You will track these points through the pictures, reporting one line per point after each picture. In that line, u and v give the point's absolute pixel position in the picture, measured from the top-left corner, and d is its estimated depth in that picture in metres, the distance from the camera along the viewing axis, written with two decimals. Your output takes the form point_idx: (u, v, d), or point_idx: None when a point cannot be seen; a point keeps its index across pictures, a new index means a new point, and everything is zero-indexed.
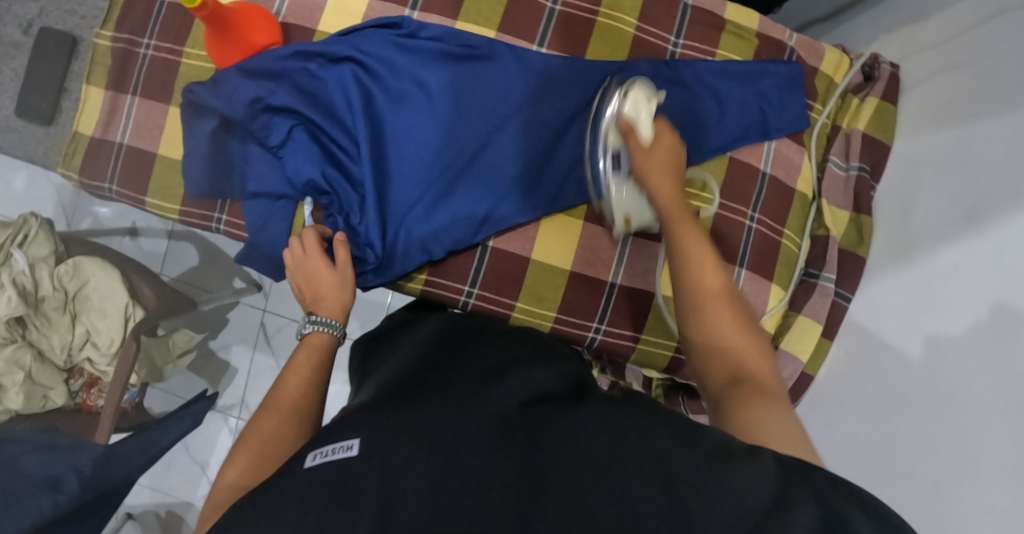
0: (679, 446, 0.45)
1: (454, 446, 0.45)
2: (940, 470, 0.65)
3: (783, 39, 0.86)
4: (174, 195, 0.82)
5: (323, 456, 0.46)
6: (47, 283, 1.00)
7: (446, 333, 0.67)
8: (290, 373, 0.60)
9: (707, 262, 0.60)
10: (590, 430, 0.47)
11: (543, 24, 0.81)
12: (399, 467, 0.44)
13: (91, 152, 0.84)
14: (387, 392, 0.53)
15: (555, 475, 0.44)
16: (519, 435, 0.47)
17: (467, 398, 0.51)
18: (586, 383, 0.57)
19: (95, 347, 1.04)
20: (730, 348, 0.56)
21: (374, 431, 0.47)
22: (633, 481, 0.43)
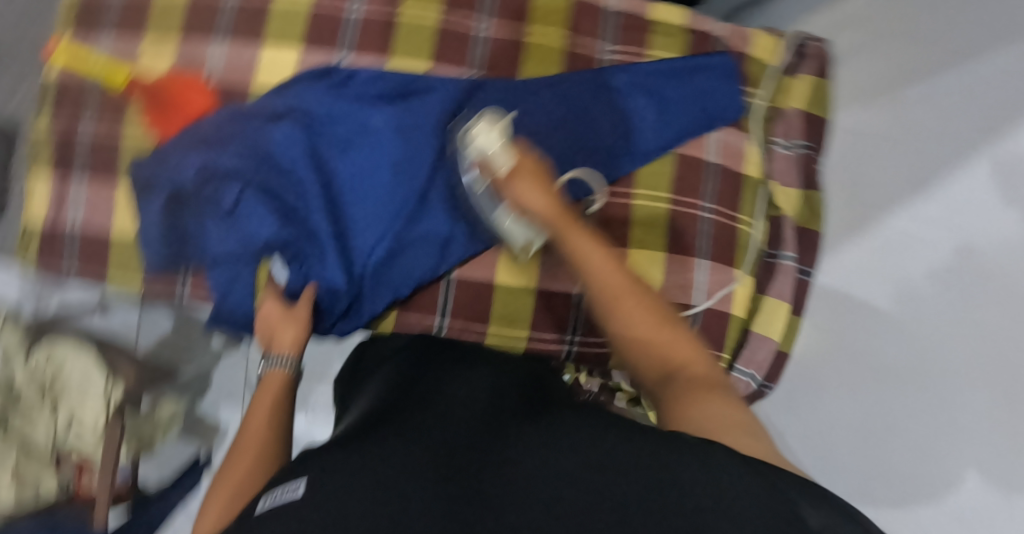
0: (621, 472, 0.45)
1: (397, 479, 0.46)
2: (925, 436, 0.66)
3: (707, 30, 0.87)
4: (135, 272, 0.82)
5: (271, 499, 0.47)
6: (23, 372, 0.93)
7: (403, 369, 0.66)
8: (252, 411, 0.63)
9: (615, 277, 0.60)
10: (536, 460, 0.47)
11: (475, 51, 0.83)
12: (339, 498, 0.45)
13: (45, 240, 0.83)
14: (343, 437, 0.54)
15: (496, 492, 0.44)
16: (466, 466, 0.47)
17: (421, 433, 0.51)
18: (551, 405, 0.57)
19: (81, 431, 0.96)
20: (655, 345, 0.57)
21: (319, 470, 0.48)
22: (567, 507, 0.43)
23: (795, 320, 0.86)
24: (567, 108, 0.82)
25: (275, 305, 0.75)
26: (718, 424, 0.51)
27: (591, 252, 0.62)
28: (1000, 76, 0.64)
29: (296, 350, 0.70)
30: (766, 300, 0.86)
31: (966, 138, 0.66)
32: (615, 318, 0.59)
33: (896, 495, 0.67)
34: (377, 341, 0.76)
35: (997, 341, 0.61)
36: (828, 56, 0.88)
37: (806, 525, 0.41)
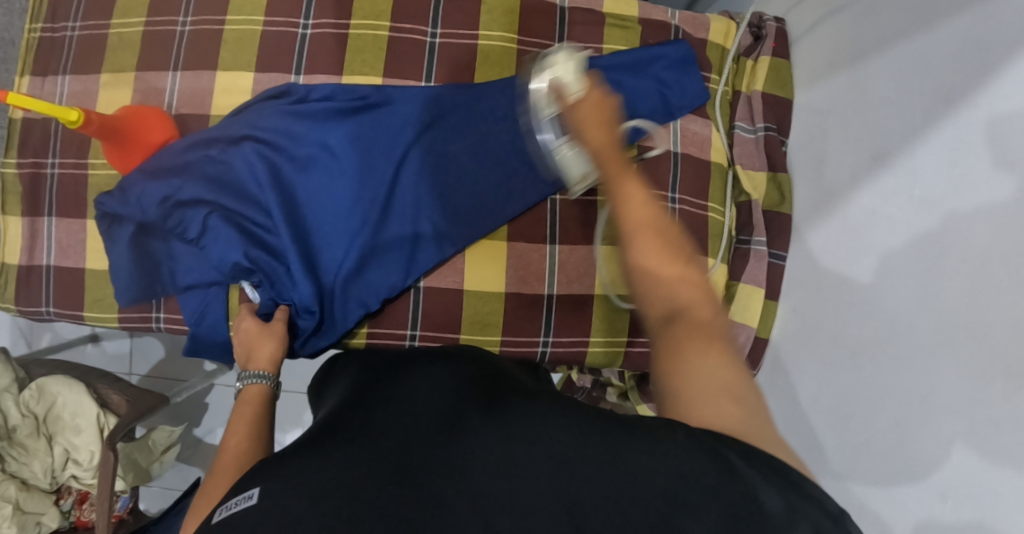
0: (587, 469, 0.44)
1: (356, 484, 0.44)
2: (899, 413, 0.63)
3: (665, 20, 0.87)
4: (110, 304, 0.83)
5: (227, 510, 0.46)
6: (15, 412, 1.01)
7: (368, 377, 0.65)
8: (228, 433, 0.60)
9: (642, 209, 0.57)
10: (500, 458, 0.46)
11: (427, 61, 0.82)
12: (293, 509, 0.43)
13: (22, 282, 0.84)
14: (302, 441, 0.52)
15: (454, 491, 0.43)
16: (427, 462, 0.46)
17: (381, 434, 0.50)
18: (516, 397, 0.56)
19: (77, 463, 1.04)
20: (663, 284, 0.54)
21: (273, 479, 0.46)
22: (537, 508, 0.42)
23: (771, 305, 0.85)
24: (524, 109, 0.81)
25: (255, 320, 0.74)
26: (712, 383, 0.48)
27: (632, 186, 0.58)
28: (958, 41, 0.61)
29: (275, 368, 0.70)
30: (739, 286, 0.85)
31: (929, 107, 0.64)
32: (634, 249, 0.55)
33: (868, 475, 0.65)
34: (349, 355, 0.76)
35: (965, 310, 0.58)
36: (787, 36, 0.87)
37: (765, 516, 0.40)
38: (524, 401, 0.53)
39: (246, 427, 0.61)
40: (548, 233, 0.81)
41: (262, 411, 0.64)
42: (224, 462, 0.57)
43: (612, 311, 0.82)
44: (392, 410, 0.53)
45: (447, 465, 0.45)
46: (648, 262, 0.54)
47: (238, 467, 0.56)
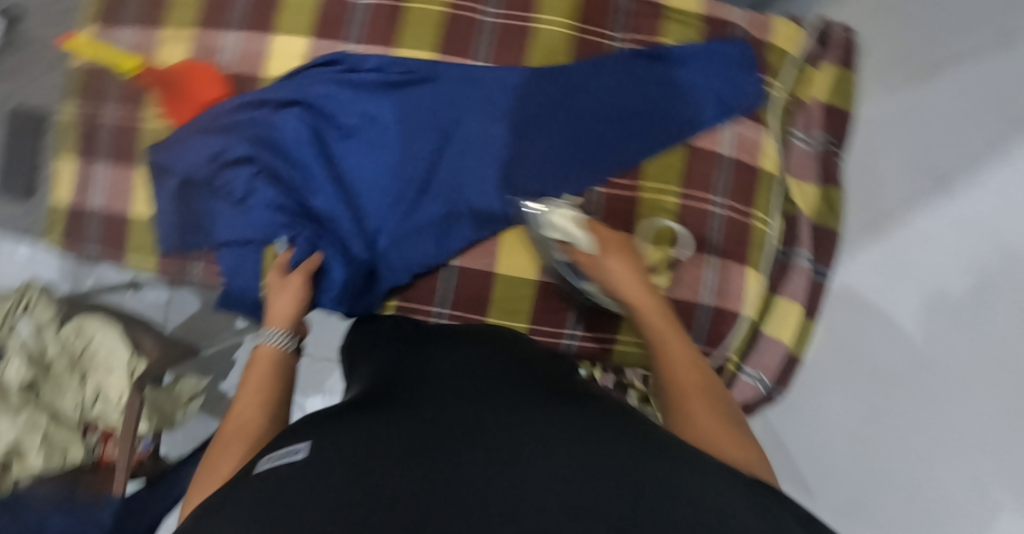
0: (635, 465, 0.41)
1: (395, 456, 0.42)
2: (931, 446, 0.62)
3: (728, 18, 0.84)
4: (150, 252, 0.84)
5: (273, 460, 0.45)
6: (53, 344, 1.07)
7: (394, 351, 0.65)
8: (241, 396, 0.59)
9: (687, 363, 0.54)
10: (548, 444, 0.42)
11: (482, 40, 0.81)
12: (335, 471, 0.41)
13: (68, 221, 0.86)
14: (336, 409, 0.52)
15: (496, 470, 0.40)
16: (472, 440, 0.43)
17: (425, 409, 0.48)
18: (563, 391, 0.53)
19: (106, 401, 1.08)
20: (717, 443, 0.48)
21: (321, 435, 0.46)
22: (582, 497, 0.38)
23: (807, 323, 0.82)
24: (574, 96, 0.80)
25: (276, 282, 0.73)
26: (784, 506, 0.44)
27: (676, 341, 0.56)
28: None
29: (291, 331, 0.69)
30: (779, 300, 0.82)
31: (986, 133, 0.62)
32: (687, 406, 0.51)
33: (898, 506, 0.64)
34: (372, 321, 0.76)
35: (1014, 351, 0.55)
36: (855, 46, 0.84)
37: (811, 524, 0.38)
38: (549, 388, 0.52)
39: (259, 398, 0.59)
40: None
41: (275, 375, 0.62)
42: (229, 435, 0.55)
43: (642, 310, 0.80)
44: (424, 384, 0.53)
45: (483, 430, 0.44)
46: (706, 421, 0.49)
47: (244, 439, 0.54)
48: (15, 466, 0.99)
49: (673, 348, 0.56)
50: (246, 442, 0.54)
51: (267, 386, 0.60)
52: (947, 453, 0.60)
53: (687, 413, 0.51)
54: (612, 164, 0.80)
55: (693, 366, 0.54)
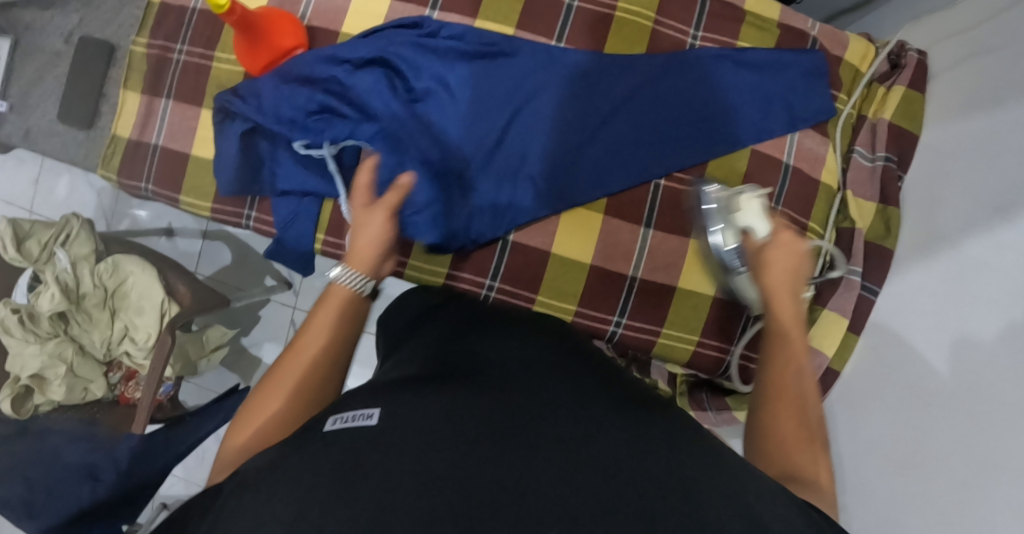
0: (653, 466, 0.48)
1: (456, 436, 0.50)
2: (965, 472, 0.63)
3: (804, 28, 0.82)
4: (207, 194, 0.84)
5: (343, 422, 0.53)
6: (88, 280, 1.05)
7: (452, 325, 0.69)
8: (303, 336, 0.60)
9: (802, 377, 0.55)
10: (584, 438, 0.50)
11: (562, 22, 0.81)
12: (404, 443, 0.50)
13: (129, 155, 0.87)
14: (402, 379, 0.58)
15: (539, 458, 0.48)
16: (522, 428, 0.51)
17: (479, 390, 0.55)
18: (600, 379, 0.59)
19: (133, 341, 1.08)
20: (794, 458, 0.54)
21: (391, 406, 0.53)
22: (608, 496, 0.46)
23: (850, 338, 0.82)
24: (643, 88, 0.79)
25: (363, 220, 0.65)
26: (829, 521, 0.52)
27: (803, 358, 0.56)
28: None
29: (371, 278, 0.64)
30: (825, 312, 0.82)
31: None
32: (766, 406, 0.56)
33: (921, 526, 0.66)
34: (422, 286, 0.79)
35: None
36: (926, 69, 0.82)
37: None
38: (591, 384, 0.57)
39: (326, 341, 0.59)
40: (645, 215, 0.80)
41: (344, 321, 0.61)
42: (284, 371, 0.58)
43: (689, 306, 0.80)
44: (480, 368, 0.59)
45: (527, 426, 0.51)
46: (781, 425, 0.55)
47: (299, 382, 0.58)
48: (38, 395, 1.02)
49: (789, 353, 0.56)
50: (298, 388, 0.58)
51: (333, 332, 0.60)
52: (981, 481, 0.61)
53: (768, 410, 0.55)
54: (674, 160, 0.79)
55: (798, 370, 0.55)
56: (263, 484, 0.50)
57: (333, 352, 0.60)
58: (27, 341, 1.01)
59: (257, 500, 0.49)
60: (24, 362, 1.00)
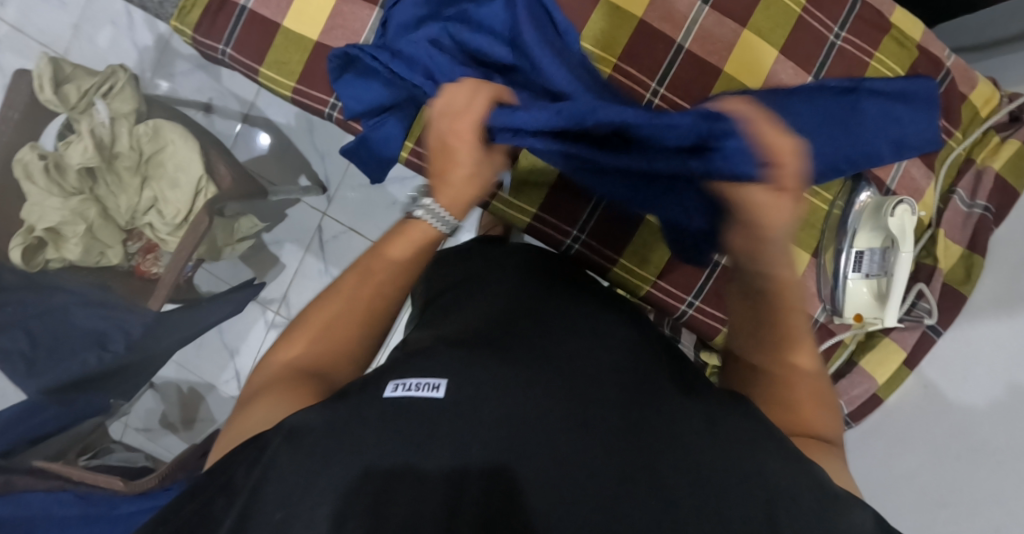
0: (727, 474, 0.52)
1: (528, 413, 0.54)
2: (1005, 522, 0.65)
3: (941, 57, 0.79)
4: (292, 73, 0.78)
5: (406, 389, 0.55)
6: (125, 140, 0.98)
7: (515, 285, 0.71)
8: (352, 276, 0.63)
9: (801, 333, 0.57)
10: (648, 428, 0.54)
11: (666, 65, 0.76)
12: (478, 413, 0.53)
13: (211, 10, 0.79)
14: (464, 338, 0.62)
15: (607, 435, 0.53)
16: (592, 412, 0.54)
17: (541, 363, 0.58)
18: (657, 369, 0.62)
19: (159, 214, 1.02)
20: (804, 413, 0.59)
21: (458, 378, 0.56)
22: (673, 487, 0.51)
23: (902, 372, 0.82)
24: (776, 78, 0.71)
25: (453, 154, 0.60)
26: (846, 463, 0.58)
27: (800, 315, 0.56)
28: None
29: (459, 217, 0.64)
30: (884, 338, 0.82)
31: None
32: (773, 391, 0.60)
33: None
34: (481, 243, 0.84)
35: None
36: None
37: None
38: (655, 366, 0.62)
39: (377, 278, 0.62)
40: None
41: (407, 260, 0.63)
42: (343, 294, 0.63)
43: None
44: (543, 336, 0.62)
45: (588, 408, 0.55)
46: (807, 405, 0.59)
47: (349, 320, 0.62)
48: (52, 250, 0.96)
49: (797, 333, 0.57)
50: (345, 323, 0.62)
51: (404, 271, 0.63)
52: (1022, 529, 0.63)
53: (778, 393, 0.60)
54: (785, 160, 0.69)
55: (799, 345, 0.58)
56: (305, 438, 0.52)
57: (398, 290, 0.63)
58: (51, 193, 0.94)
59: (303, 457, 0.51)
60: (42, 213, 0.94)
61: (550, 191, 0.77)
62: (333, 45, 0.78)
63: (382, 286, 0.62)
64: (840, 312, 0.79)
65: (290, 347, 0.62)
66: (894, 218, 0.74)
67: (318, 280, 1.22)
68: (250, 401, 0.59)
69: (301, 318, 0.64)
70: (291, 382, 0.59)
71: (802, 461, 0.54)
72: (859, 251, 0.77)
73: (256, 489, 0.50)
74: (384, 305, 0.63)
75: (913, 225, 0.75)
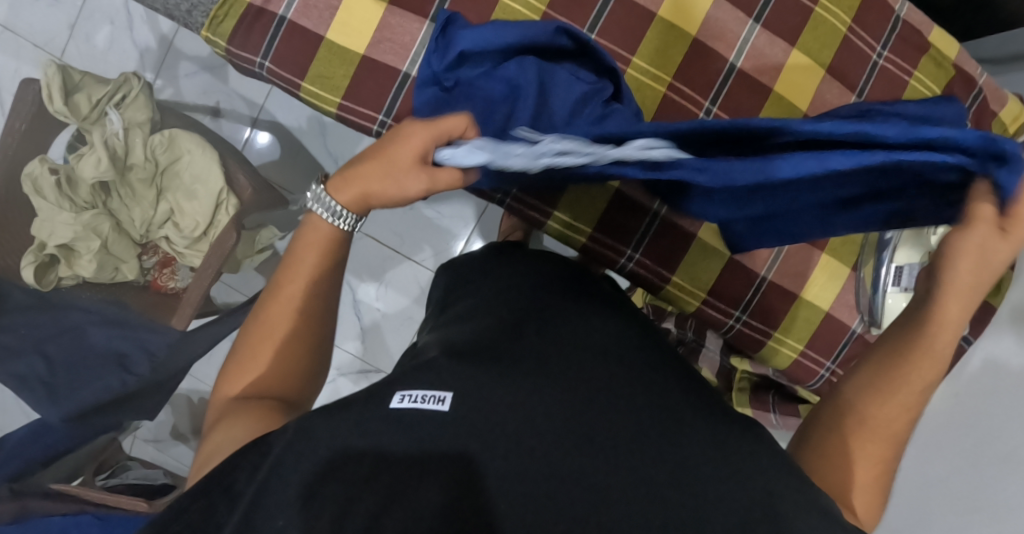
0: (722, 482, 0.50)
1: (530, 426, 0.51)
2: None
3: (975, 76, 0.81)
4: (336, 87, 0.75)
5: (412, 401, 0.53)
6: (140, 151, 0.93)
7: (523, 293, 0.69)
8: (273, 301, 0.60)
9: (911, 393, 0.57)
10: (651, 436, 0.52)
11: (719, 84, 0.77)
12: (481, 428, 0.51)
13: (247, 20, 0.75)
14: (463, 348, 0.59)
15: (610, 445, 0.51)
16: (599, 426, 0.52)
17: (558, 371, 0.56)
18: (659, 369, 0.60)
19: (175, 227, 0.97)
20: (846, 451, 0.57)
21: (464, 391, 0.53)
22: (672, 494, 0.49)
23: None
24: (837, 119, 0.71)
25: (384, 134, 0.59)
26: (861, 501, 0.57)
27: (926, 371, 0.56)
28: None
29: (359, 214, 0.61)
30: None
31: None
32: (835, 428, 0.58)
33: None
34: (491, 249, 0.84)
35: None
36: None
37: None
38: (657, 368, 0.60)
39: (301, 290, 0.60)
40: None
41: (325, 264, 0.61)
42: (271, 325, 0.60)
43: (806, 316, 0.82)
44: (553, 343, 0.60)
45: (583, 416, 0.52)
46: (864, 470, 0.57)
47: (298, 344, 0.61)
48: (64, 267, 0.91)
49: (912, 386, 0.56)
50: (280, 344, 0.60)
51: (321, 282, 0.61)
52: None
53: (835, 438, 0.58)
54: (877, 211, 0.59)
55: (903, 406, 0.57)
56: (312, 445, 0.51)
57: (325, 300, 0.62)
58: (61, 207, 0.89)
59: (306, 461, 0.51)
60: (53, 230, 0.89)
61: (604, 209, 0.77)
62: (380, 58, 0.75)
63: (303, 301, 0.60)
64: (878, 322, 0.80)
65: (235, 380, 0.60)
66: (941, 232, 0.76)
67: None
68: (218, 423, 0.58)
69: (236, 349, 0.61)
70: (246, 408, 0.57)
71: (804, 487, 0.52)
72: (898, 265, 0.78)
73: (258, 495, 0.50)
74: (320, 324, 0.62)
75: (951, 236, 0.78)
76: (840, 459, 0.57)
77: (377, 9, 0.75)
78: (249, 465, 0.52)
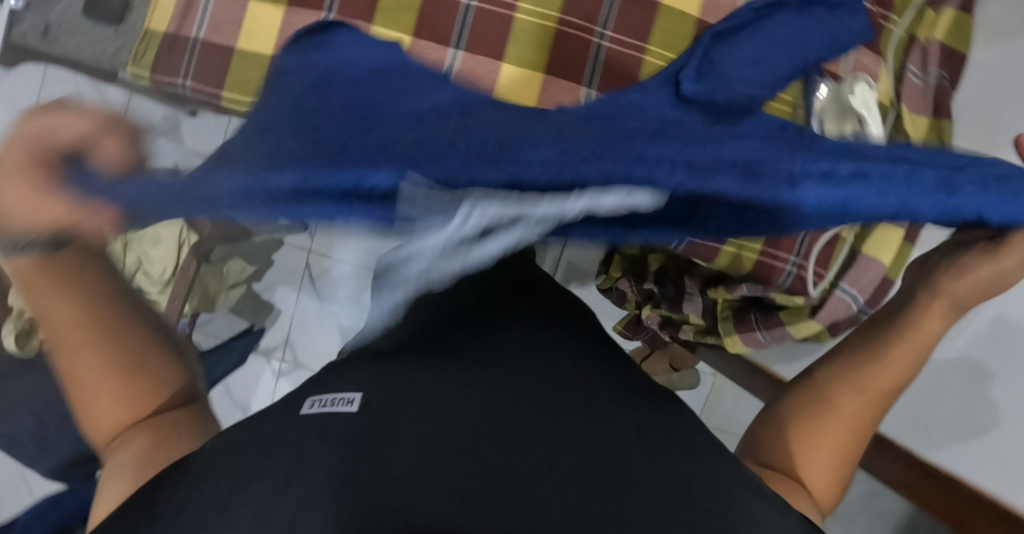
0: (622, 483, 0.54)
1: (441, 439, 0.55)
2: None
3: None
4: (252, 90, 0.80)
5: (323, 406, 0.59)
6: None
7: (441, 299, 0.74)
8: (68, 358, 0.59)
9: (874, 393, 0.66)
10: (554, 451, 0.55)
11: (607, 10, 0.81)
12: (395, 441, 0.55)
13: (164, 48, 0.81)
14: (383, 353, 0.65)
15: (514, 464, 0.54)
16: (504, 439, 0.56)
17: (466, 389, 0.60)
18: (573, 383, 0.63)
19: (146, 275, 1.01)
20: (812, 442, 0.66)
21: (374, 394, 0.59)
22: (578, 501, 0.52)
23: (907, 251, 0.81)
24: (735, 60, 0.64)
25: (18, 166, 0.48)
26: (812, 484, 0.65)
27: (893, 367, 0.66)
28: None
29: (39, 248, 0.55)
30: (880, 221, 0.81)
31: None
32: (806, 412, 0.68)
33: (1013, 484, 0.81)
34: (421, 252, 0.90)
35: None
36: None
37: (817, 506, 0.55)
38: (567, 371, 0.65)
39: (80, 319, 0.59)
40: None
41: (74, 287, 0.59)
42: (82, 377, 0.59)
43: None
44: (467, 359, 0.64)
45: (484, 409, 0.58)
46: (821, 454, 0.66)
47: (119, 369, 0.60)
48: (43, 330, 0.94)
49: (883, 382, 0.66)
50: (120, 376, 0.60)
51: (96, 293, 0.60)
52: None
53: (811, 423, 0.67)
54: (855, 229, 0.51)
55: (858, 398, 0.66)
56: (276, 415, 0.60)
57: (116, 303, 0.62)
58: None
59: (246, 451, 0.56)
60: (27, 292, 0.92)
61: None
62: None
63: (82, 333, 0.59)
64: None
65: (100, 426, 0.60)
66: (857, 93, 0.76)
67: (317, 318, 1.22)
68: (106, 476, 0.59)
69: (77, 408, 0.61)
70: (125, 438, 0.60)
71: (677, 462, 0.58)
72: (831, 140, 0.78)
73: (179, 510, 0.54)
74: (113, 316, 0.61)
75: (873, 99, 0.76)
76: (795, 441, 0.67)
77: (278, 11, 0.80)
78: (169, 480, 0.56)
